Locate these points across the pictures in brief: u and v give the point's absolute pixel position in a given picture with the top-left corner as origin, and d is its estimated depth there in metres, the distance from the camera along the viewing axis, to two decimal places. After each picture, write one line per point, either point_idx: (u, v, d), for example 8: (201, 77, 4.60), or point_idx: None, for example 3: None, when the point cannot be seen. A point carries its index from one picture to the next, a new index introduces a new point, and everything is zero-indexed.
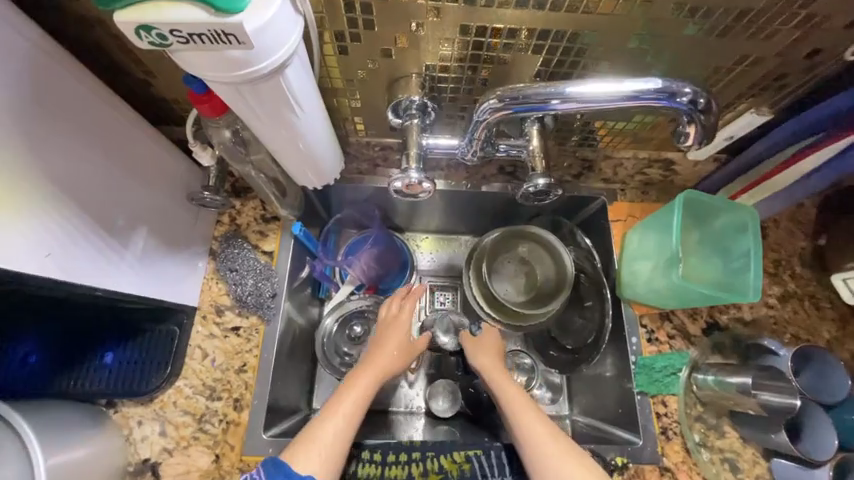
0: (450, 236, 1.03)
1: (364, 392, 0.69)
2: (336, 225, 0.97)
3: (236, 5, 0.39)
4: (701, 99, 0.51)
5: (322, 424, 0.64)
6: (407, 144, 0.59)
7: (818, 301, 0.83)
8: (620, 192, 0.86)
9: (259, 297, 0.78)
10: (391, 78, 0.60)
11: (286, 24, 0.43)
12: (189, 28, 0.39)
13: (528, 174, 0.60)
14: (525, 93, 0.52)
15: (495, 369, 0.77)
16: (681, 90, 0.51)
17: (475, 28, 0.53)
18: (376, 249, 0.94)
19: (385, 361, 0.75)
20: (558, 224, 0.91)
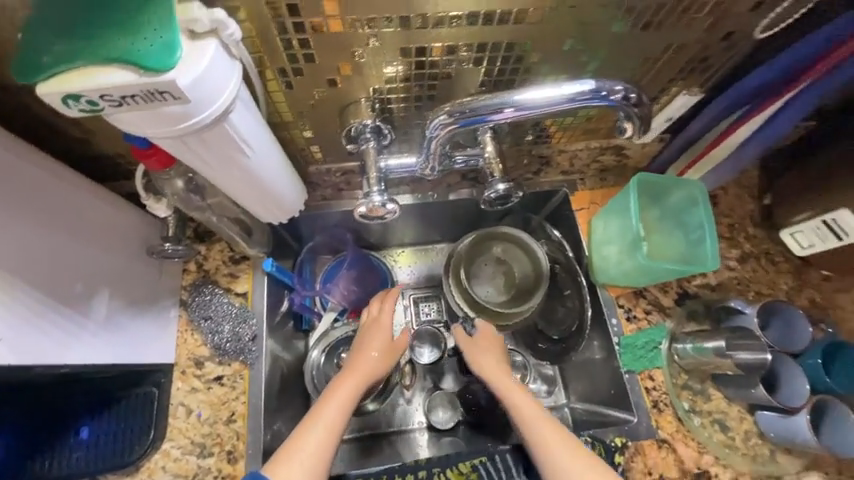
0: (426, 248, 1.03)
1: (345, 398, 0.69)
2: (309, 254, 0.96)
3: (164, 62, 0.39)
4: (635, 94, 0.55)
5: (305, 433, 0.64)
6: (366, 168, 0.60)
7: (773, 257, 0.89)
8: (579, 182, 0.89)
9: (239, 342, 0.76)
10: (341, 105, 0.60)
11: (223, 72, 0.42)
12: (120, 91, 0.39)
13: (489, 181, 0.61)
14: (473, 107, 0.54)
15: (492, 370, 0.78)
16: (612, 88, 0.54)
17: (415, 49, 0.54)
18: (354, 271, 0.95)
19: (366, 364, 0.75)
20: (527, 220, 0.94)
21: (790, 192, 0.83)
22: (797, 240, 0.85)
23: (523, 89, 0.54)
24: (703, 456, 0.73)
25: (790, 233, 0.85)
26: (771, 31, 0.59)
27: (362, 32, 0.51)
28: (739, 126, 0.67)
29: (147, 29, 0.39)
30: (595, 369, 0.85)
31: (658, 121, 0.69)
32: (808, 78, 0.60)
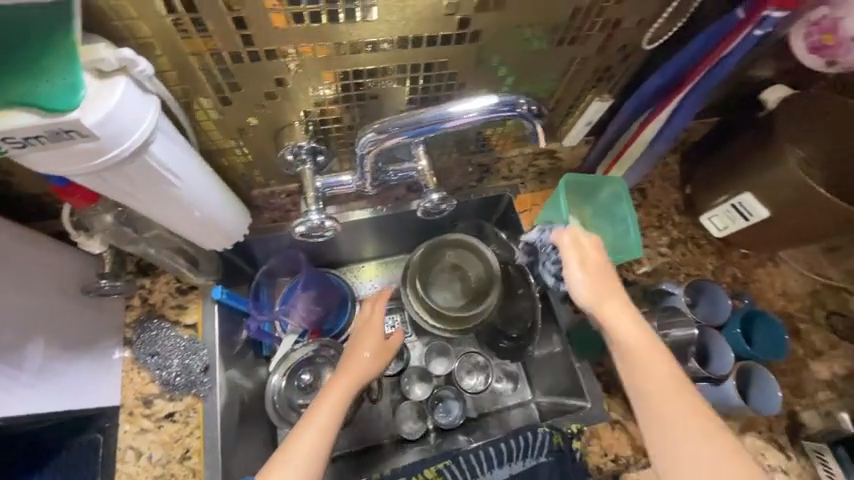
0: (386, 261, 1.05)
1: (338, 399, 0.70)
2: (266, 278, 0.95)
3: (67, 102, 0.40)
4: (536, 104, 0.58)
5: (298, 434, 0.66)
6: (303, 188, 0.62)
7: (698, 240, 0.97)
8: (522, 186, 0.95)
9: (189, 375, 0.74)
10: (275, 129, 0.61)
11: (134, 107, 0.43)
12: (24, 133, 0.40)
13: (423, 191, 0.64)
14: (405, 121, 0.57)
15: (607, 303, 0.68)
16: (517, 102, 0.57)
17: (337, 73, 0.56)
18: (314, 291, 0.95)
19: (359, 364, 0.76)
20: (480, 226, 0.98)
21: (705, 181, 0.92)
22: (714, 223, 0.92)
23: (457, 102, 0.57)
24: None
25: (708, 217, 0.93)
26: (655, 43, 0.61)
27: (282, 60, 0.52)
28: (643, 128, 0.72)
29: (50, 68, 0.40)
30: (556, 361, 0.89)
31: (580, 125, 0.77)
32: (690, 83, 0.65)
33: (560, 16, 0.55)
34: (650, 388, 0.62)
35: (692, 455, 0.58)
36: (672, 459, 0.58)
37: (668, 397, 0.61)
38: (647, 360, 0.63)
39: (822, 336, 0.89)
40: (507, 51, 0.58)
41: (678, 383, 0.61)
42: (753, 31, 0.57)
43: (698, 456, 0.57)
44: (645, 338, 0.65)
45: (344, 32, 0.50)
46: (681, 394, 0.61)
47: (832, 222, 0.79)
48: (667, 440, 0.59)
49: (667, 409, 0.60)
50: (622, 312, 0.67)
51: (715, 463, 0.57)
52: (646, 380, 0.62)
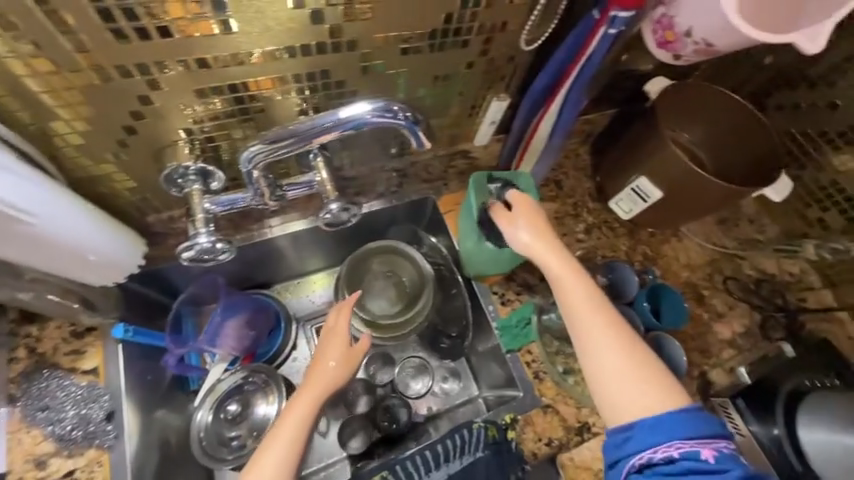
0: (324, 272, 1.02)
1: (303, 415, 0.69)
2: (190, 306, 0.88)
3: None
4: (409, 112, 0.56)
5: (266, 451, 0.66)
6: (191, 210, 0.59)
7: (611, 224, 1.02)
8: (444, 187, 0.93)
9: (88, 426, 0.68)
10: (155, 148, 0.57)
11: None
12: None
13: (324, 202, 0.63)
14: (291, 129, 0.55)
15: (545, 251, 0.72)
16: (392, 107, 0.55)
17: (211, 89, 0.52)
18: (246, 313, 0.89)
19: (326, 375, 0.74)
20: (411, 231, 0.98)
21: (611, 168, 0.97)
22: (621, 207, 0.98)
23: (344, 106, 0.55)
24: (581, 410, 0.82)
25: (616, 201, 0.98)
26: (533, 43, 0.64)
27: (139, 78, 0.48)
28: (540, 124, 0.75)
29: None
30: (493, 356, 0.91)
31: (485, 125, 0.80)
32: (568, 81, 0.67)
33: (433, 23, 0.55)
34: (583, 320, 0.67)
35: (618, 372, 0.64)
36: (602, 378, 0.65)
37: (598, 327, 0.66)
38: (581, 297, 0.68)
39: (721, 299, 0.95)
40: (389, 55, 0.58)
41: (607, 313, 0.67)
42: (607, 30, 0.59)
43: (621, 370, 0.64)
44: (579, 277, 0.70)
45: (203, 47, 0.47)
46: (609, 323, 0.67)
47: (716, 200, 0.88)
48: (596, 363, 0.65)
49: (596, 337, 0.66)
50: (558, 256, 0.71)
51: (634, 375, 0.64)
52: (580, 314, 0.67)
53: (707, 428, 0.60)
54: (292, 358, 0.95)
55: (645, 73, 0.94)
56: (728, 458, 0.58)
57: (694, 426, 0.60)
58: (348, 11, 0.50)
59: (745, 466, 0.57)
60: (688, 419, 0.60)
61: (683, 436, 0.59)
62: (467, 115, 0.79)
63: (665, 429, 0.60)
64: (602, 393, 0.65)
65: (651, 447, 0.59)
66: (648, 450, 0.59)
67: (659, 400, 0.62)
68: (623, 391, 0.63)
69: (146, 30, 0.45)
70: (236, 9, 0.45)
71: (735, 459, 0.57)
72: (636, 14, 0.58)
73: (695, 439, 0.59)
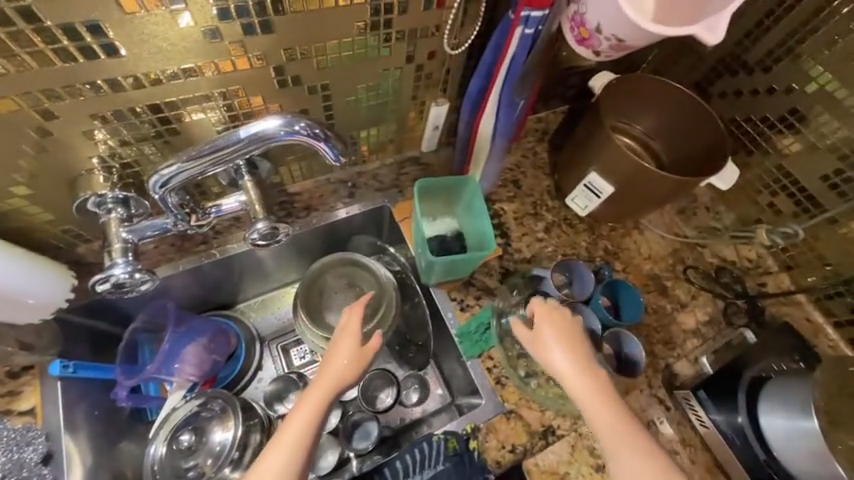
0: (291, 284, 1.00)
1: (311, 412, 0.63)
2: (146, 333, 0.85)
3: None
4: (320, 130, 0.54)
5: (269, 455, 0.60)
6: (107, 239, 0.58)
7: (570, 221, 1.00)
8: (399, 195, 0.89)
9: (21, 471, 0.65)
10: (67, 177, 0.55)
11: None
12: None
13: (252, 222, 0.63)
14: (202, 149, 0.53)
15: (574, 366, 0.67)
16: (294, 123, 0.52)
17: (114, 114, 0.50)
18: (206, 337, 0.86)
19: (337, 371, 0.67)
20: (371, 243, 0.98)
21: (565, 164, 0.96)
22: (577, 203, 0.96)
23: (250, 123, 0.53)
24: (545, 413, 0.81)
25: (571, 199, 0.96)
26: (459, 48, 0.63)
27: (31, 110, 0.47)
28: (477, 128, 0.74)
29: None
30: (455, 362, 0.91)
31: (428, 129, 0.78)
32: (497, 83, 0.66)
33: (345, 33, 0.54)
34: (607, 433, 0.62)
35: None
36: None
37: (633, 454, 0.60)
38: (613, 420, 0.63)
39: (684, 289, 0.94)
40: (305, 68, 0.56)
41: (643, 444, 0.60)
42: (524, 31, 0.58)
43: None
44: (612, 400, 0.64)
45: (94, 72, 0.45)
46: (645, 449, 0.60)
47: (672, 189, 0.85)
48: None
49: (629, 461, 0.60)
50: (588, 378, 0.65)
51: None
52: (612, 439, 0.61)
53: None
54: (257, 379, 0.93)
55: (589, 67, 0.93)
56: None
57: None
58: (248, 27, 0.48)
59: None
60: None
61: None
62: (407, 122, 0.77)
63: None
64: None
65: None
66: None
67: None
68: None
69: (23, 59, 0.43)
70: (121, 37, 0.44)
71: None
72: (549, 11, 0.57)
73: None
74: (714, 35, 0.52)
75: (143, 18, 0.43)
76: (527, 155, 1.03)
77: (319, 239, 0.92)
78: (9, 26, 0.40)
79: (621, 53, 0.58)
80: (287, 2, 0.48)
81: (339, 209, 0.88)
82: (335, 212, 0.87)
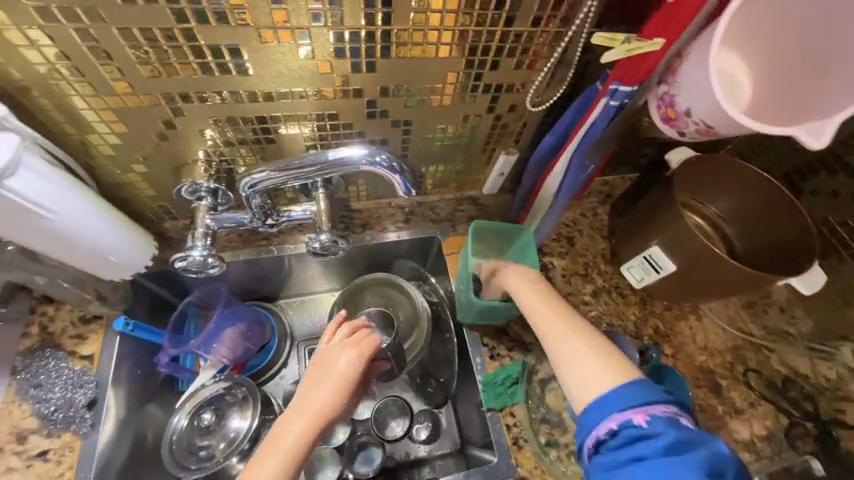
0: (330, 292, 1.05)
1: (304, 432, 0.62)
2: (196, 308, 0.90)
3: None
4: (397, 163, 0.58)
5: (270, 454, 0.60)
6: (193, 223, 0.64)
7: (622, 289, 0.95)
8: (451, 229, 0.91)
9: (70, 410, 0.71)
10: (176, 165, 0.63)
11: None
12: None
13: (316, 231, 0.67)
14: (290, 165, 0.59)
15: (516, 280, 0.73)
16: (375, 155, 0.57)
17: (227, 118, 0.58)
18: (244, 324, 0.91)
19: (320, 401, 0.64)
20: (414, 269, 1.00)
21: (625, 232, 0.92)
22: (633, 273, 0.92)
23: (339, 147, 0.59)
24: None
25: (627, 268, 0.93)
26: (540, 105, 0.65)
27: (166, 107, 0.54)
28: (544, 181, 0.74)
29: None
30: (475, 410, 0.88)
31: (493, 175, 0.80)
32: (571, 144, 0.66)
33: (437, 80, 0.59)
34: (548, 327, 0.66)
35: (578, 356, 0.61)
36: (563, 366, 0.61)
37: (557, 323, 0.65)
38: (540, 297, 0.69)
39: (741, 394, 0.86)
40: (393, 104, 0.61)
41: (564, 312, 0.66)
42: (608, 102, 0.59)
43: (579, 360, 0.60)
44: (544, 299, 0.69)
45: (222, 83, 0.53)
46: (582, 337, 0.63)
47: (746, 282, 0.78)
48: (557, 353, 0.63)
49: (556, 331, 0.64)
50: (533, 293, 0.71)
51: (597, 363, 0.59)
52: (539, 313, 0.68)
53: (646, 395, 0.54)
54: (280, 376, 0.96)
55: (665, 141, 0.92)
56: (661, 420, 0.52)
57: (633, 393, 0.55)
58: (355, 64, 0.54)
59: (678, 429, 0.50)
60: (637, 388, 0.55)
61: (620, 404, 0.55)
62: (474, 164, 0.80)
63: (612, 399, 0.55)
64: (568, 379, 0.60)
65: (597, 423, 0.55)
66: (592, 427, 0.55)
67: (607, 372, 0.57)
68: (583, 377, 0.59)
69: (173, 67, 0.50)
70: (252, 60, 0.51)
71: (695, 445, 0.50)
72: (638, 88, 0.56)
73: (630, 405, 0.54)
74: (820, 139, 0.51)
75: (275, 47, 0.50)
76: (587, 214, 1.01)
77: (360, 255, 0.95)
78: (172, 41, 0.47)
79: (706, 139, 0.57)
80: (395, 50, 0.53)
81: (391, 232, 0.91)
82: (385, 234, 0.90)
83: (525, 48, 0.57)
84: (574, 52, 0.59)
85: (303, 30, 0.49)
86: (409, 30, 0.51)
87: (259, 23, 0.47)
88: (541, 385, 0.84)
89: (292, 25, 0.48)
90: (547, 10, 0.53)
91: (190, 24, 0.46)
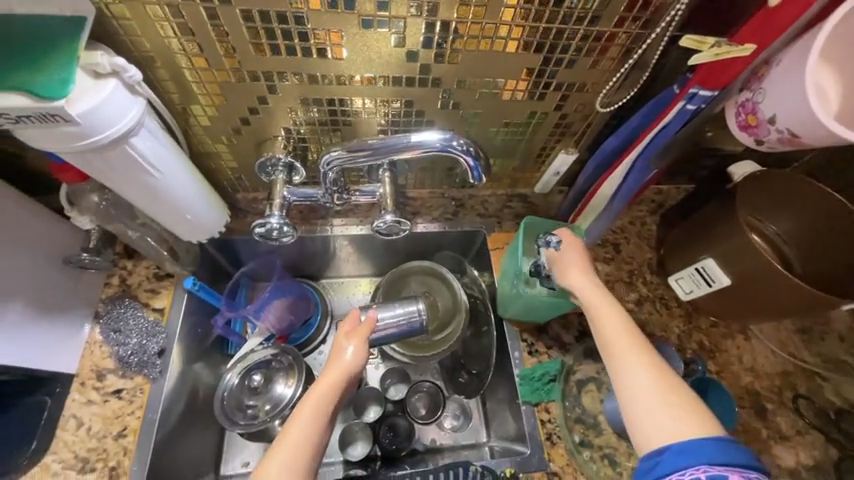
0: (369, 277, 1.08)
1: (324, 401, 0.63)
2: (248, 279, 0.97)
3: (57, 92, 0.43)
4: (472, 148, 0.60)
5: (296, 417, 0.61)
6: (271, 195, 0.68)
7: (667, 301, 0.94)
8: (497, 225, 0.93)
9: (143, 356, 0.77)
10: (259, 140, 0.68)
11: (120, 104, 0.47)
12: (17, 111, 0.43)
13: (380, 212, 0.71)
14: (366, 146, 0.62)
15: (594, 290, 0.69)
16: (452, 140, 0.60)
17: (313, 99, 0.62)
18: (291, 298, 0.95)
19: (343, 365, 0.66)
20: (457, 259, 1.00)
21: (674, 243, 0.91)
22: (681, 285, 0.90)
23: (414, 133, 0.62)
24: None
25: (675, 279, 0.91)
26: (609, 107, 0.66)
27: (264, 84, 0.59)
28: (602, 183, 0.74)
29: (53, 67, 0.44)
30: (507, 403, 0.90)
31: (548, 174, 0.81)
32: (637, 147, 0.66)
33: (515, 74, 0.61)
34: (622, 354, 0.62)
35: (653, 397, 0.58)
36: (635, 404, 0.58)
37: (633, 355, 0.61)
38: (616, 323, 0.65)
39: (787, 420, 0.84)
40: (467, 96, 0.64)
41: (645, 348, 0.61)
42: (685, 105, 0.59)
43: (658, 405, 0.57)
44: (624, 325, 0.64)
45: (318, 65, 0.57)
46: (660, 378, 0.59)
47: (807, 304, 0.75)
48: (629, 387, 0.60)
49: (632, 366, 0.60)
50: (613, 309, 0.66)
51: (670, 408, 0.56)
52: (613, 341, 0.63)
53: (739, 457, 0.52)
54: (318, 351, 1.00)
55: (729, 152, 0.90)
56: None
57: (724, 451, 0.52)
58: (439, 54, 0.57)
59: None
60: (725, 446, 0.53)
61: (709, 459, 0.52)
62: (531, 161, 0.82)
63: (697, 451, 0.53)
64: (635, 417, 0.58)
65: (680, 470, 0.52)
66: (671, 473, 0.53)
67: (684, 424, 0.55)
68: (654, 418, 0.56)
69: (278, 47, 0.54)
70: (348, 45, 0.55)
71: None
72: (719, 93, 0.57)
73: (722, 462, 0.52)
74: None
75: (371, 33, 0.54)
76: (635, 223, 1.00)
77: (398, 246, 1.00)
78: (284, 24, 0.52)
79: (788, 148, 0.56)
80: (481, 43, 0.56)
81: (417, 224, 0.93)
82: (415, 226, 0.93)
83: (604, 48, 0.59)
84: (653, 55, 0.60)
85: (400, 19, 0.52)
86: (498, 24, 0.54)
87: (362, 10, 0.51)
88: (577, 386, 0.85)
89: (391, 14, 0.52)
90: (634, 10, 0.54)
91: (302, 9, 0.50)
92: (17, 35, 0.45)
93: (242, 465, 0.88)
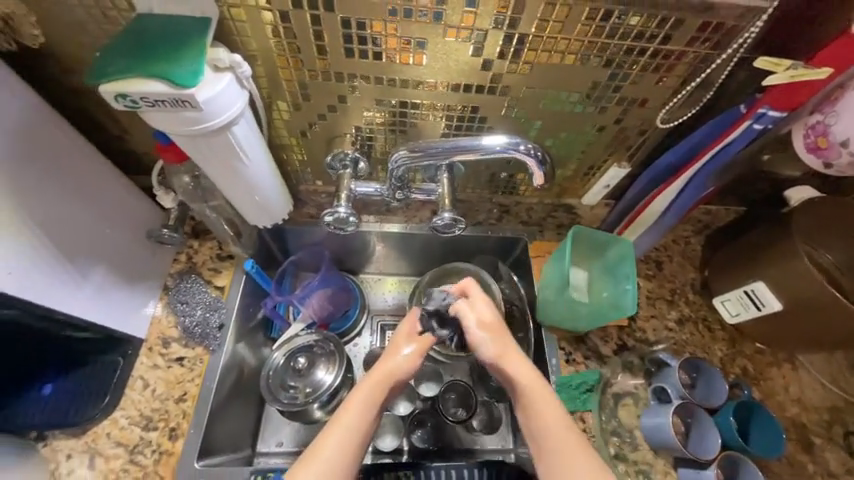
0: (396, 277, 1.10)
1: (371, 397, 0.66)
2: (292, 267, 1.01)
3: (190, 81, 0.50)
4: (537, 151, 0.63)
5: (347, 407, 0.65)
6: (339, 187, 0.72)
7: (710, 324, 0.92)
8: (538, 233, 0.96)
9: (205, 328, 0.83)
10: (329, 136, 0.74)
11: (233, 94, 0.53)
12: (155, 96, 0.50)
13: (438, 210, 0.74)
14: (433, 147, 0.65)
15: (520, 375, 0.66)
16: (518, 145, 0.63)
17: (388, 100, 0.67)
18: (333, 288, 0.99)
19: (394, 364, 0.69)
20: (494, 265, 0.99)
21: (721, 265, 0.89)
22: (727, 307, 0.88)
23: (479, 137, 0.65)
24: None
25: (721, 300, 0.90)
26: (668, 123, 0.68)
27: (346, 85, 0.65)
28: (653, 198, 0.75)
29: (185, 59, 0.51)
30: None
31: (598, 187, 0.82)
32: (697, 163, 0.67)
33: (581, 85, 0.64)
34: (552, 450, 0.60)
35: None
36: None
37: (567, 454, 0.59)
38: (546, 414, 0.62)
39: (836, 456, 0.81)
40: (531, 105, 0.67)
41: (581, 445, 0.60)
42: (751, 125, 0.60)
43: None
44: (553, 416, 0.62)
45: (399, 69, 0.62)
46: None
47: None
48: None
49: (565, 462, 0.59)
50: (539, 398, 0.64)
51: None
52: (546, 439, 0.61)
53: None
54: (354, 343, 1.02)
55: (787, 177, 0.89)
56: None
57: None
58: (510, 65, 0.61)
59: None
60: None
61: None
62: (582, 173, 0.84)
63: None
64: None
65: None
66: None
67: None
68: None
69: (367, 53, 0.60)
70: (431, 52, 0.59)
71: None
72: (787, 114, 0.58)
73: None
74: None
75: (454, 42, 0.58)
76: (678, 242, 0.99)
77: (436, 247, 1.01)
78: (376, 31, 0.57)
79: None
80: (553, 56, 0.59)
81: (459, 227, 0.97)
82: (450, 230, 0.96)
83: (669, 66, 0.61)
84: (719, 76, 0.62)
85: (481, 30, 0.56)
86: (572, 40, 0.57)
87: (449, 20, 0.55)
88: (614, 398, 0.84)
89: (474, 26, 0.56)
90: (706, 31, 0.56)
91: (396, 18, 0.55)
92: (159, 34, 0.53)
93: (277, 445, 0.91)
